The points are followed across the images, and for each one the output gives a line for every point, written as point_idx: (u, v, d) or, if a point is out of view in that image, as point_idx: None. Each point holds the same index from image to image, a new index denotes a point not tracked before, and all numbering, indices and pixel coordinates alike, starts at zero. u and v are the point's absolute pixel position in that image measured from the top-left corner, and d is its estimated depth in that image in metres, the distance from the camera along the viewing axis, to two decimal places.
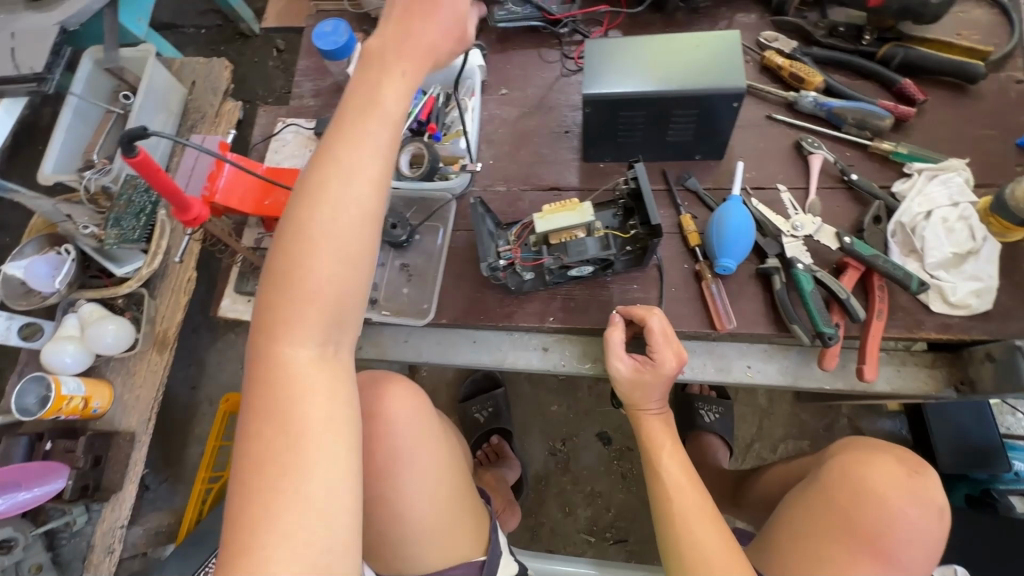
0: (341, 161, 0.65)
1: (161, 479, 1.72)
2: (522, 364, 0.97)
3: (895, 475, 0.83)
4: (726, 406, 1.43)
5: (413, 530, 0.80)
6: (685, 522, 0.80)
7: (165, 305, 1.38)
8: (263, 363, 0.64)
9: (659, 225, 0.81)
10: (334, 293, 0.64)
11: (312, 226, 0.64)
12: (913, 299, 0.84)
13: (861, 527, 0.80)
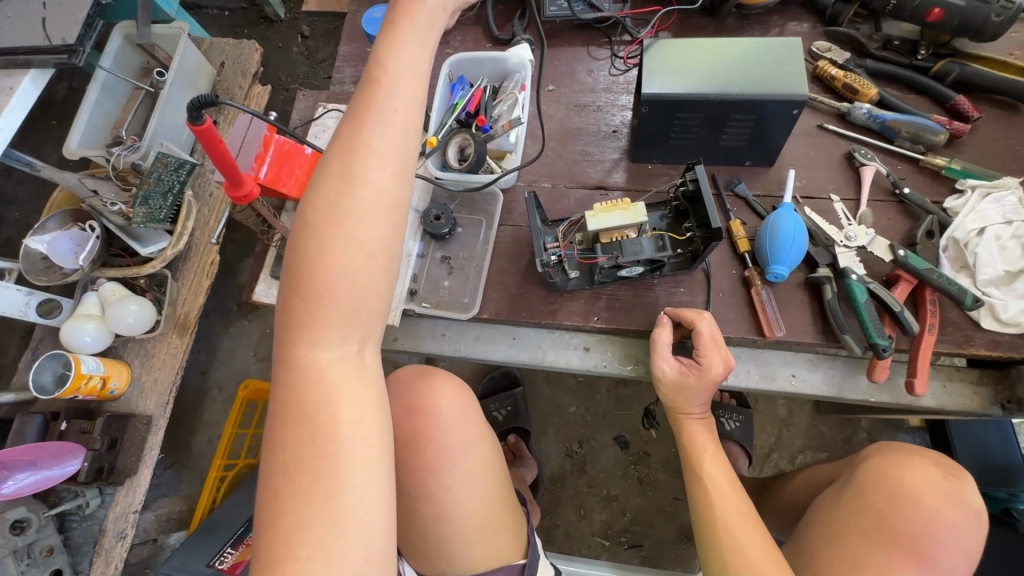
0: (359, 141, 0.60)
1: (167, 465, 1.70)
2: (562, 363, 0.96)
3: (931, 478, 0.78)
4: (746, 415, 1.41)
5: (459, 530, 0.85)
6: (730, 529, 0.78)
7: (187, 288, 1.36)
8: (287, 367, 0.59)
9: (719, 229, 0.79)
10: (359, 282, 0.58)
11: (332, 211, 0.58)
12: (963, 315, 0.84)
13: (896, 527, 0.75)
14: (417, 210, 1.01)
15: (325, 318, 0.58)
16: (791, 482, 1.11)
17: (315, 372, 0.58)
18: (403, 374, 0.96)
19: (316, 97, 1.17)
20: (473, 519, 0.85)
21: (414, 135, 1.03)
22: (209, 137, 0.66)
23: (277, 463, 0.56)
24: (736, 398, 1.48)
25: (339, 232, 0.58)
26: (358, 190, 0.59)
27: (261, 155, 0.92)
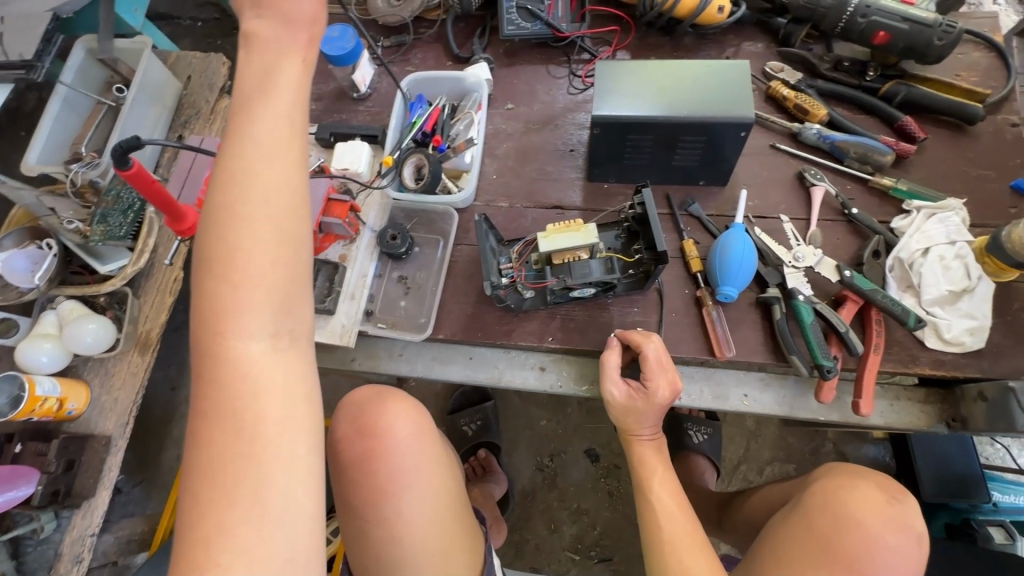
0: (249, 111, 0.56)
1: (134, 483, 1.67)
2: (519, 382, 0.96)
3: (875, 500, 0.78)
4: (714, 426, 1.42)
5: (416, 553, 0.84)
6: (676, 551, 0.79)
7: (149, 306, 1.34)
8: (204, 360, 0.55)
9: (665, 251, 0.80)
10: (276, 267, 0.55)
11: (234, 190, 0.55)
12: (908, 334, 0.85)
13: (841, 553, 0.75)
14: (374, 229, 1.00)
15: (240, 307, 0.54)
16: (750, 498, 1.11)
17: (236, 367, 0.55)
18: (359, 393, 0.94)
19: None
20: (428, 541, 0.84)
21: (371, 154, 1.03)
22: (139, 177, 0.74)
23: (194, 469, 0.54)
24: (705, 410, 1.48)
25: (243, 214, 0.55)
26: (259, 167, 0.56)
27: None
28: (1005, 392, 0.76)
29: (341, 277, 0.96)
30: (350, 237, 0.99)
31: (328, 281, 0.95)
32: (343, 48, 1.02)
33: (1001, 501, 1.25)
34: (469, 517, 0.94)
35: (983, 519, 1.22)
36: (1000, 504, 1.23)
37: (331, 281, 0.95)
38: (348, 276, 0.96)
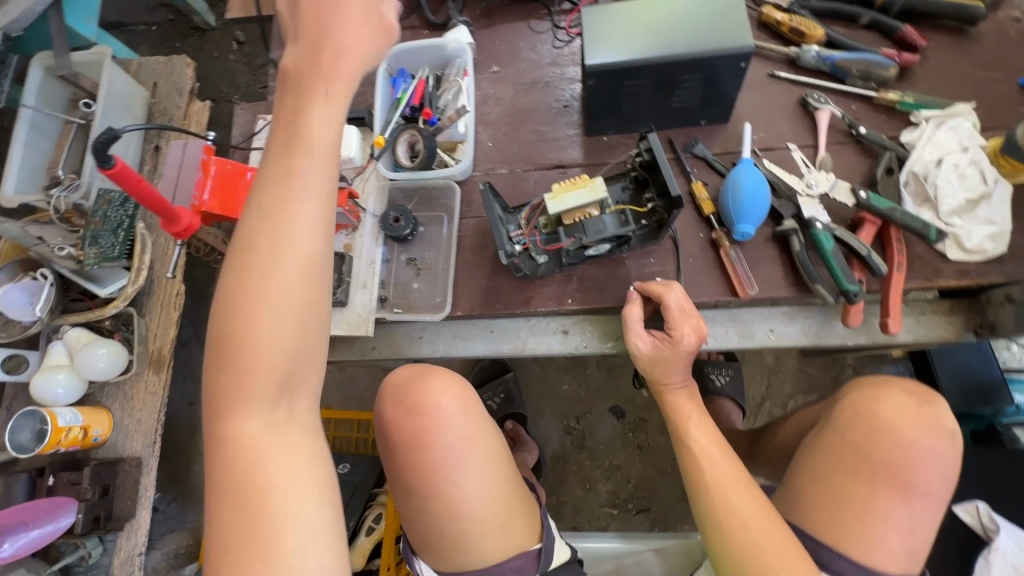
0: (271, 205, 0.60)
1: (170, 498, 1.72)
2: (543, 349, 0.95)
3: (904, 406, 0.79)
4: (735, 368, 1.43)
5: (475, 526, 0.83)
6: (719, 488, 0.80)
7: (156, 322, 1.32)
8: (221, 439, 0.61)
9: (679, 197, 0.78)
10: (279, 342, 0.60)
11: (246, 278, 0.60)
12: (929, 248, 0.84)
13: (881, 462, 0.76)
14: (375, 214, 0.99)
15: (263, 366, 0.60)
16: (780, 433, 1.12)
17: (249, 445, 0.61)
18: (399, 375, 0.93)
19: (255, 110, 1.12)
20: (485, 512, 0.84)
21: (361, 137, 1.00)
22: (123, 174, 0.69)
23: (220, 499, 0.60)
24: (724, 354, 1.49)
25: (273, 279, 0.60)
26: (291, 241, 0.60)
27: (202, 180, 0.86)
28: None
29: (349, 266, 0.96)
30: (353, 225, 0.98)
31: (335, 272, 0.96)
32: None
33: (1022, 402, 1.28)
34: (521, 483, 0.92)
35: (1008, 422, 1.25)
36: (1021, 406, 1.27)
37: (339, 271, 0.95)
38: (356, 265, 0.96)
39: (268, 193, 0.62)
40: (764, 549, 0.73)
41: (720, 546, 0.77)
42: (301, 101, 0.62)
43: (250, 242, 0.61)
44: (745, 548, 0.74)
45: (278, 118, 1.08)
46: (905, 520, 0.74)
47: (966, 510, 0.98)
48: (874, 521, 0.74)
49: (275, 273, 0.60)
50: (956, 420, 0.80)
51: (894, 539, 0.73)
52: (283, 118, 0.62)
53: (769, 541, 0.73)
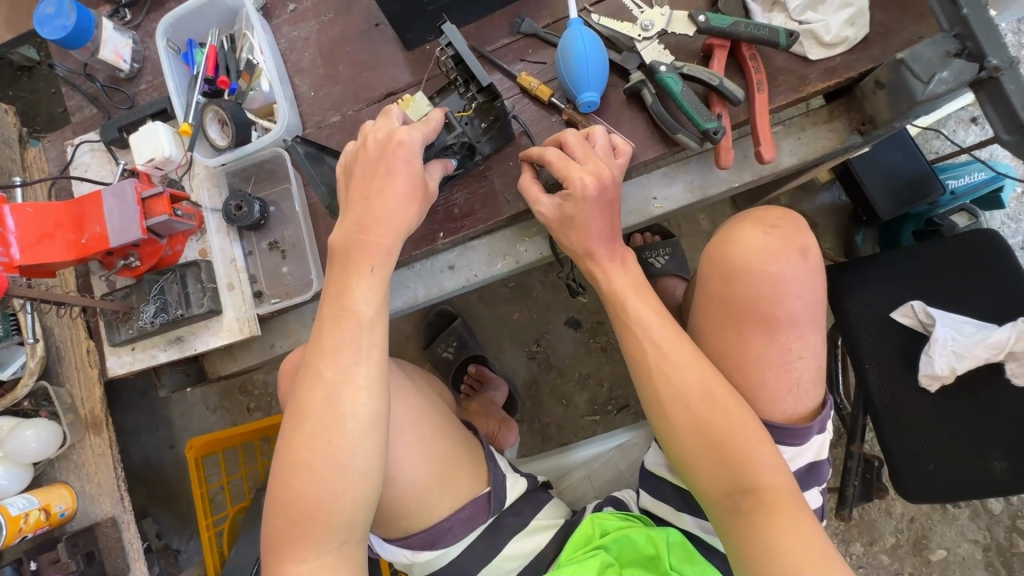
0: (330, 398, 0.67)
1: (187, 537, 1.76)
2: (436, 292, 0.91)
3: (759, 238, 0.73)
4: (672, 244, 1.36)
5: (409, 485, 0.80)
6: (667, 374, 0.68)
7: (77, 387, 1.26)
8: (274, 504, 0.68)
9: (491, 83, 0.72)
10: (340, 523, 0.67)
11: (316, 490, 0.66)
12: (789, 56, 0.76)
13: (741, 307, 0.72)
14: (215, 209, 0.91)
15: (320, 449, 0.66)
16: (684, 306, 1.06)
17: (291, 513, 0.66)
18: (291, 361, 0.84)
19: (62, 137, 1.00)
20: (419, 469, 0.81)
21: (171, 129, 0.89)
22: None
23: (269, 557, 0.68)
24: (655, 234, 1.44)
25: (340, 361, 0.68)
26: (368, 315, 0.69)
27: (1, 234, 0.77)
28: (897, 68, 0.67)
29: (209, 272, 0.90)
30: (198, 228, 0.90)
31: (198, 282, 0.89)
32: (66, 27, 0.87)
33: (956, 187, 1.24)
34: (458, 427, 0.89)
35: (945, 212, 1.21)
36: (957, 192, 1.22)
37: (201, 280, 0.89)
38: (216, 268, 0.90)
39: (349, 320, 0.68)
40: (721, 427, 0.66)
41: (675, 439, 0.68)
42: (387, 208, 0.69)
43: (312, 365, 0.68)
44: (699, 431, 0.67)
45: (88, 137, 0.97)
46: (779, 355, 0.72)
47: (902, 314, 0.97)
48: (753, 369, 0.73)
49: (348, 345, 0.68)
50: (813, 236, 0.74)
51: (774, 381, 0.72)
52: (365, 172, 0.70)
53: (719, 421, 0.66)
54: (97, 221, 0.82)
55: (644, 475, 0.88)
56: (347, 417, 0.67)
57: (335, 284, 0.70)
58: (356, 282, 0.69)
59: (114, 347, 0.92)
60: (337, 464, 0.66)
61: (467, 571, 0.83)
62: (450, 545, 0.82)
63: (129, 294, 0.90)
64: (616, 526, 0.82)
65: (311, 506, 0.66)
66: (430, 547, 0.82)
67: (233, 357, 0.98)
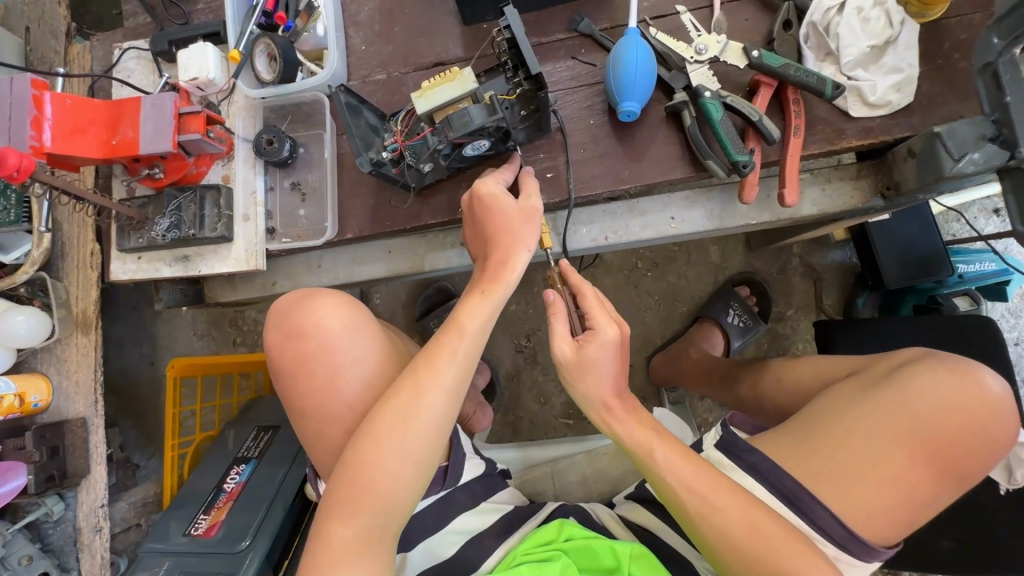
0: (431, 379, 0.72)
1: (149, 454, 1.77)
2: (443, 264, 0.93)
3: (945, 385, 0.74)
4: (754, 319, 1.40)
5: None
6: (706, 517, 0.70)
7: (75, 285, 1.27)
8: (345, 475, 0.70)
9: (540, 73, 0.73)
10: (394, 497, 0.70)
11: (382, 455, 0.70)
12: (831, 108, 0.77)
13: (911, 439, 0.73)
14: (247, 138, 0.92)
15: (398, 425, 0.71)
16: (768, 368, 1.03)
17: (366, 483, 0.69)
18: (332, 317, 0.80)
19: (111, 40, 1.01)
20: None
21: (220, 53, 0.91)
22: None
23: (323, 518, 0.70)
24: (758, 297, 1.44)
25: (435, 362, 0.72)
26: (473, 344, 0.74)
27: (37, 118, 0.79)
28: (931, 140, 0.69)
29: (228, 199, 0.91)
30: (226, 155, 0.91)
31: (215, 207, 0.90)
32: None
33: (966, 271, 1.25)
34: None
35: (949, 292, 1.24)
36: (964, 275, 1.24)
37: (218, 205, 0.90)
38: (235, 197, 0.91)
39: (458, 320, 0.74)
40: (774, 565, 0.68)
41: (720, 562, 0.71)
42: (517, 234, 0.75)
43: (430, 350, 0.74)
44: (755, 566, 0.69)
45: (136, 44, 0.98)
46: (922, 492, 0.72)
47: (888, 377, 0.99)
48: (908, 497, 0.72)
49: (448, 354, 0.73)
50: (1001, 394, 0.74)
51: (902, 508, 0.72)
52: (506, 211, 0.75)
53: (772, 541, 0.69)
54: (130, 126, 0.83)
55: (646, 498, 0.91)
56: (424, 414, 0.71)
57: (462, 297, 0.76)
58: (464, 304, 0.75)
59: (121, 252, 0.94)
60: (404, 443, 0.70)
61: (412, 539, 0.82)
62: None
63: (146, 204, 0.92)
64: (581, 535, 0.83)
65: (379, 478, 0.69)
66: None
67: (234, 286, 1.00)
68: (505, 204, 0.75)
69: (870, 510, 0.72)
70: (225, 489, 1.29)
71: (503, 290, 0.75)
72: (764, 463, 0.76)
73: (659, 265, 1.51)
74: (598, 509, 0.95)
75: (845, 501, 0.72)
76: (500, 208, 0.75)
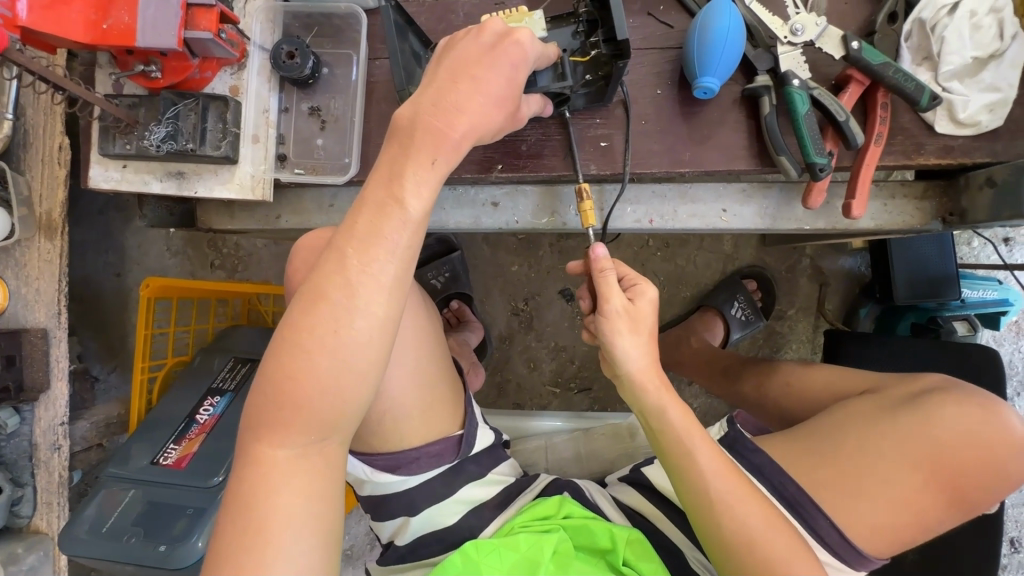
0: (352, 262, 0.53)
1: (110, 369, 1.66)
2: (470, 223, 0.85)
3: (972, 420, 0.74)
4: (756, 315, 1.39)
5: (394, 404, 0.72)
6: (722, 510, 0.69)
7: (39, 182, 1.13)
8: (263, 385, 0.54)
9: (627, 41, 0.64)
10: (330, 406, 0.54)
11: (312, 349, 0.53)
12: (915, 119, 0.72)
13: (930, 465, 0.74)
14: (264, 47, 0.80)
15: (319, 316, 0.53)
16: (778, 371, 1.02)
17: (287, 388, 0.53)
18: (308, 243, 0.69)
19: None
20: (409, 398, 0.73)
21: None
22: None
23: (242, 439, 0.55)
24: (763, 294, 1.43)
25: (369, 251, 0.53)
26: (414, 220, 0.54)
27: None
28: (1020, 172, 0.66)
29: (236, 114, 0.79)
30: (237, 62, 0.79)
31: (220, 121, 0.79)
32: None
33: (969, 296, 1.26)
34: (449, 361, 0.82)
35: (950, 315, 1.25)
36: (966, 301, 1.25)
37: (224, 120, 0.79)
38: (244, 112, 0.80)
39: (401, 203, 0.54)
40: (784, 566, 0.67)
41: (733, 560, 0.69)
42: (470, 96, 0.55)
43: (350, 228, 0.54)
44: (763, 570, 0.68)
45: None
46: (926, 518, 0.74)
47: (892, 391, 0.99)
48: (913, 521, 0.73)
49: (386, 239, 0.53)
50: None
51: (905, 529, 0.74)
52: (459, 73, 0.55)
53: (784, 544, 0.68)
54: (127, 9, 0.70)
55: (644, 486, 0.91)
56: (357, 319, 0.53)
57: (380, 166, 0.55)
58: (412, 163, 0.54)
59: (103, 157, 0.82)
60: (333, 323, 0.53)
61: (416, 505, 0.77)
62: (410, 475, 0.76)
63: (137, 106, 0.79)
64: (579, 513, 0.83)
65: (308, 387, 0.53)
66: (391, 472, 0.76)
67: (231, 215, 0.90)
68: (489, 93, 0.55)
69: (875, 525, 0.73)
70: (198, 421, 1.22)
71: (449, 161, 0.55)
72: (769, 466, 0.77)
73: (670, 247, 1.47)
74: (590, 486, 0.93)
75: (850, 513, 0.73)
76: (484, 106, 0.55)
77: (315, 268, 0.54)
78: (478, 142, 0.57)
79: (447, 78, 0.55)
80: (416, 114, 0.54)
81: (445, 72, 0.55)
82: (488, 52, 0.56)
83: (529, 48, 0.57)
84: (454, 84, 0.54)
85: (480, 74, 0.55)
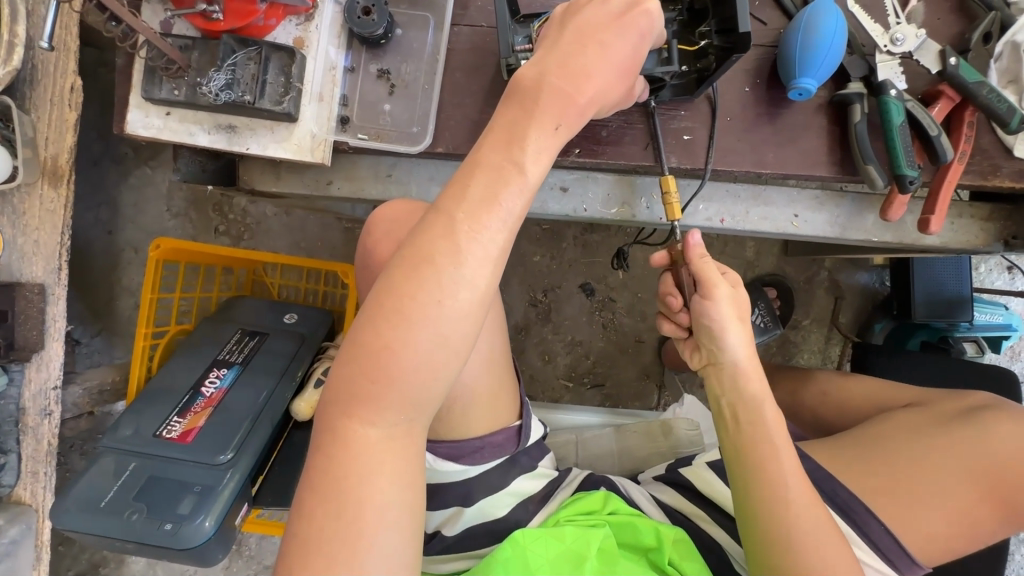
0: (460, 228, 0.49)
1: (93, 333, 1.53)
2: (536, 208, 0.82)
3: (1019, 436, 0.77)
4: (775, 322, 1.36)
5: (465, 390, 0.71)
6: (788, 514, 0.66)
7: (46, 123, 1.01)
8: (354, 356, 0.50)
9: (748, 37, 0.62)
10: (424, 383, 0.50)
11: (411, 319, 0.49)
12: (995, 140, 0.73)
13: (978, 478, 0.76)
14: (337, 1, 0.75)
15: (420, 284, 0.49)
16: (812, 380, 1.03)
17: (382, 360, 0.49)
18: (390, 216, 0.72)
19: None
20: (478, 383, 0.72)
21: None
22: None
23: (328, 414, 0.52)
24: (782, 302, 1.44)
25: (480, 217, 0.49)
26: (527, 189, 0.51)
27: None
28: None
29: (300, 68, 0.74)
30: (306, 12, 0.74)
31: (282, 75, 0.73)
32: None
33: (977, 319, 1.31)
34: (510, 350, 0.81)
35: (960, 336, 1.30)
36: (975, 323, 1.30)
37: (287, 74, 0.73)
38: (310, 68, 0.74)
39: (515, 171, 0.51)
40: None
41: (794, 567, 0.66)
42: (597, 60, 0.53)
43: (458, 192, 0.50)
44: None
45: None
46: (972, 530, 0.76)
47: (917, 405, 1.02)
48: (963, 532, 0.75)
49: (499, 205, 0.50)
50: None
51: (951, 539, 0.75)
52: (585, 41, 0.53)
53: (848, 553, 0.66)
54: None
55: (683, 486, 0.90)
56: (461, 289, 0.49)
57: (496, 128, 0.52)
58: (532, 126, 0.51)
59: (145, 101, 0.74)
60: (436, 292, 0.49)
61: (471, 496, 0.76)
62: (473, 464, 0.75)
63: (190, 48, 0.73)
64: (624, 510, 0.80)
65: (404, 360, 0.49)
66: (454, 461, 0.75)
67: (277, 177, 0.84)
68: (614, 61, 0.54)
69: (925, 533, 0.74)
70: (204, 393, 1.14)
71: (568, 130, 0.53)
72: (818, 471, 0.77)
73: None
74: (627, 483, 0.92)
75: (903, 522, 0.74)
76: (609, 73, 0.54)
77: (415, 232, 0.51)
78: (598, 110, 0.56)
79: (574, 41, 0.53)
80: (541, 75, 0.52)
81: (571, 35, 0.54)
82: (616, 19, 0.54)
83: (656, 19, 0.56)
84: (582, 48, 0.53)
85: (607, 40, 0.54)
